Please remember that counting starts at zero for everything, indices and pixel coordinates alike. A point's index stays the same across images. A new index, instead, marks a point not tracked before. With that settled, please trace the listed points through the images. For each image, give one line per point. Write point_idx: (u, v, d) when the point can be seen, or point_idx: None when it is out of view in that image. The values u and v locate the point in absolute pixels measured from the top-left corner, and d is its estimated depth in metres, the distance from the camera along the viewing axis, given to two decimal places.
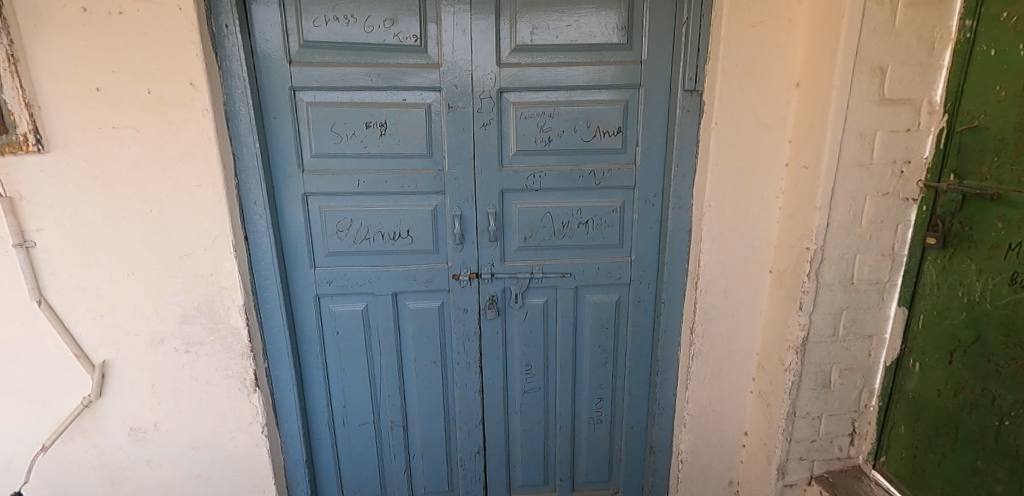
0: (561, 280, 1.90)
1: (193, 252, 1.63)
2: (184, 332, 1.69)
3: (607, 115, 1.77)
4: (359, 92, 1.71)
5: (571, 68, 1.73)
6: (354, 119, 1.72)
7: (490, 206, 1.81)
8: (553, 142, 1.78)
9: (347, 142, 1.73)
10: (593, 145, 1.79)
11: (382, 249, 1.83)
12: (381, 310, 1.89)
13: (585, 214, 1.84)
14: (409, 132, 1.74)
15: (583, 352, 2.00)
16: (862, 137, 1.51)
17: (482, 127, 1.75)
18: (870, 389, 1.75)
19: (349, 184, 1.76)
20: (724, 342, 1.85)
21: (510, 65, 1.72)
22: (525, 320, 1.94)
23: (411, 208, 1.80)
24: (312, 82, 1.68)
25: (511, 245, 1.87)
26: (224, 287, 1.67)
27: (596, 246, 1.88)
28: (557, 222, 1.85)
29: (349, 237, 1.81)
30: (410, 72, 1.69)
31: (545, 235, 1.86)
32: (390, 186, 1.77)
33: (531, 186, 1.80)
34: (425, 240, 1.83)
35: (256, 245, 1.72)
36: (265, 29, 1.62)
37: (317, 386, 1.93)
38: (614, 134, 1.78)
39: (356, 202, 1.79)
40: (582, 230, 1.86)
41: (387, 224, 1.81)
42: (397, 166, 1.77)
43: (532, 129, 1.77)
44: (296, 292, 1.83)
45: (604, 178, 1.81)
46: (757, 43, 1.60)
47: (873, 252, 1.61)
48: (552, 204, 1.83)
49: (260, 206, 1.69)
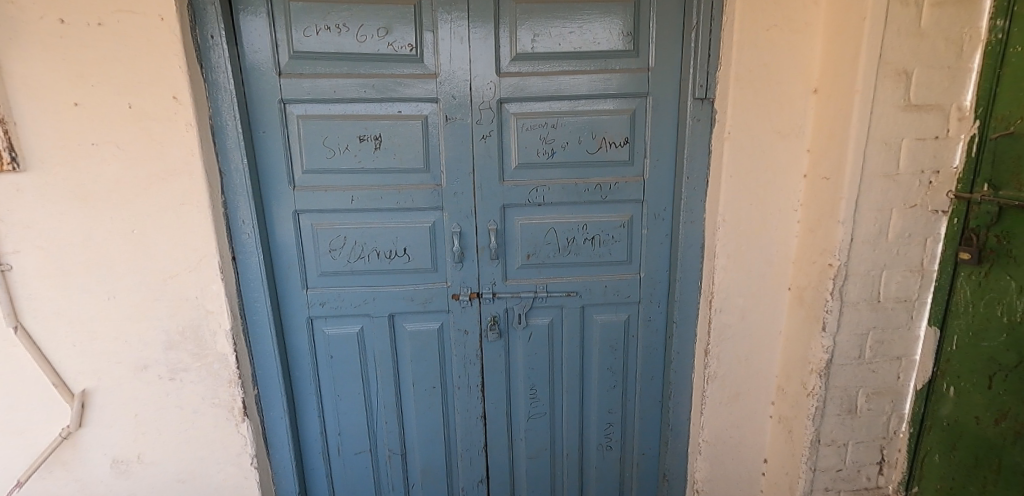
0: (567, 299, 1.80)
1: (177, 274, 1.54)
2: (169, 359, 1.60)
3: (613, 125, 1.68)
4: (352, 105, 1.63)
5: (574, 77, 1.65)
6: (348, 133, 1.64)
7: (491, 222, 1.72)
8: (556, 155, 1.69)
9: (340, 156, 1.65)
10: (599, 157, 1.70)
11: (377, 269, 1.74)
12: (378, 332, 1.79)
13: (591, 230, 1.75)
14: (405, 146, 1.66)
15: (591, 375, 1.89)
16: (887, 145, 1.41)
17: (482, 140, 1.66)
18: (899, 414, 1.63)
19: (343, 201, 1.67)
20: (741, 363, 1.74)
21: (510, 74, 1.64)
22: (529, 341, 1.84)
23: (408, 226, 1.71)
24: (303, 95, 1.60)
25: (513, 262, 1.77)
26: (210, 311, 1.58)
27: (603, 263, 1.78)
28: (562, 239, 1.75)
29: (343, 256, 1.72)
30: (406, 83, 1.61)
31: (549, 252, 1.76)
32: (386, 203, 1.69)
33: (534, 200, 1.71)
34: (423, 259, 1.74)
35: (245, 265, 1.63)
36: (253, 40, 1.55)
37: (311, 413, 1.84)
38: (621, 145, 1.69)
39: (350, 219, 1.70)
40: (588, 246, 1.77)
41: (383, 243, 1.72)
42: (393, 181, 1.68)
43: (534, 141, 1.68)
44: (287, 314, 1.74)
45: (611, 192, 1.72)
46: (773, 47, 1.50)
47: (901, 268, 1.50)
48: (557, 220, 1.74)
49: (249, 225, 1.60)
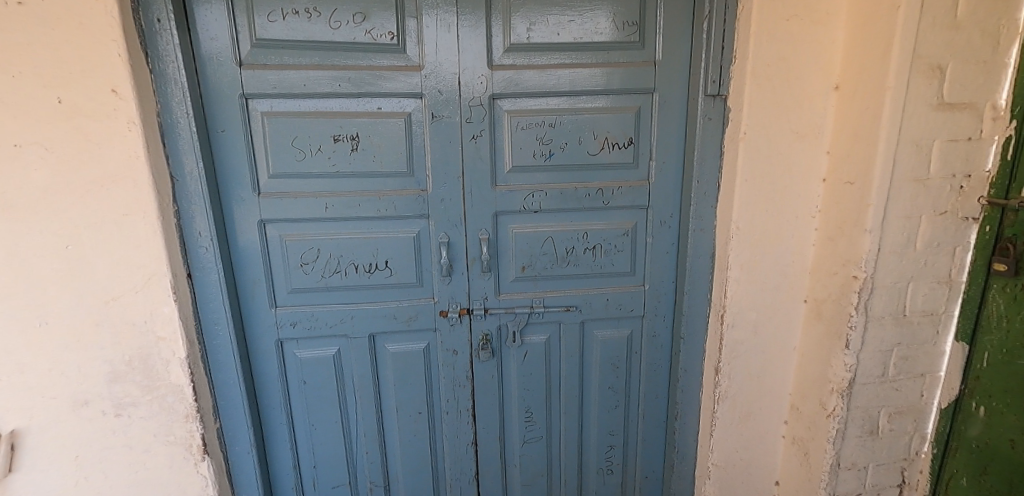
0: (565, 314, 1.65)
1: (121, 295, 1.33)
2: (114, 393, 1.39)
3: (616, 124, 1.53)
4: (325, 101, 1.44)
5: (574, 71, 1.49)
6: (320, 132, 1.45)
7: (483, 231, 1.55)
8: (554, 156, 1.53)
9: (312, 159, 1.47)
10: (600, 159, 1.55)
11: (356, 284, 1.55)
12: (357, 354, 1.61)
13: (592, 238, 1.60)
14: (386, 147, 1.48)
15: (591, 395, 1.75)
16: (918, 147, 1.29)
17: (472, 140, 1.49)
18: (922, 434, 1.53)
19: (316, 209, 1.49)
20: (754, 381, 1.61)
21: (503, 67, 1.47)
22: (524, 360, 1.69)
23: (390, 236, 1.53)
24: (268, 89, 1.40)
25: (507, 275, 1.61)
26: (162, 337, 1.37)
27: (605, 275, 1.64)
28: (560, 249, 1.60)
29: (316, 271, 1.53)
30: (386, 76, 1.43)
31: (546, 264, 1.61)
32: (364, 210, 1.50)
33: (529, 207, 1.55)
34: (406, 272, 1.56)
35: (203, 283, 1.43)
36: (209, 25, 1.35)
37: (282, 445, 1.64)
38: (624, 146, 1.54)
39: (324, 229, 1.51)
40: (589, 257, 1.62)
41: (362, 255, 1.54)
42: (373, 186, 1.50)
43: (530, 142, 1.52)
44: (253, 337, 1.54)
45: (614, 197, 1.57)
46: (793, 39, 1.37)
47: (928, 279, 1.39)
48: (555, 228, 1.58)
49: (208, 238, 1.41)
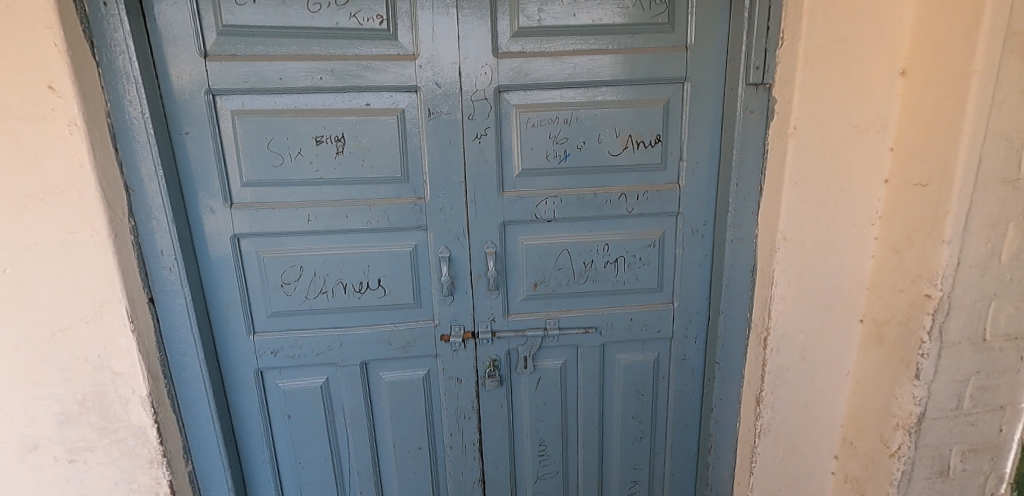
0: (583, 337, 1.45)
1: (69, 325, 1.14)
2: (66, 436, 1.20)
3: (641, 119, 1.33)
4: (304, 97, 1.24)
5: (593, 58, 1.28)
6: (301, 134, 1.26)
7: (489, 244, 1.36)
8: (569, 158, 1.34)
9: (291, 164, 1.27)
10: (623, 160, 1.35)
11: (344, 306, 1.36)
12: (347, 385, 1.42)
13: (613, 251, 1.40)
14: (376, 149, 1.29)
15: (612, 425, 1.55)
16: (1009, 143, 1.06)
17: (474, 140, 1.30)
18: (998, 474, 1.32)
19: (297, 222, 1.30)
20: (800, 412, 1.41)
21: (511, 55, 1.27)
22: (537, 389, 1.49)
23: (383, 251, 1.34)
24: (238, 84, 1.21)
25: (517, 293, 1.42)
26: (119, 373, 1.18)
27: (628, 291, 1.44)
28: (577, 263, 1.40)
29: (299, 292, 1.34)
30: (375, 67, 1.23)
31: (561, 280, 1.41)
32: (353, 222, 1.31)
33: (542, 216, 1.36)
34: (402, 292, 1.37)
35: (168, 309, 1.24)
36: (167, 10, 1.16)
37: (266, 486, 1.46)
38: (651, 145, 1.34)
39: (307, 244, 1.32)
40: (610, 271, 1.42)
41: (351, 273, 1.35)
42: (362, 194, 1.31)
43: (542, 141, 1.32)
44: (229, 367, 1.36)
45: (639, 203, 1.37)
46: (853, 16, 1.15)
47: (1013, 298, 1.18)
48: (571, 239, 1.39)
49: (172, 257, 1.22)
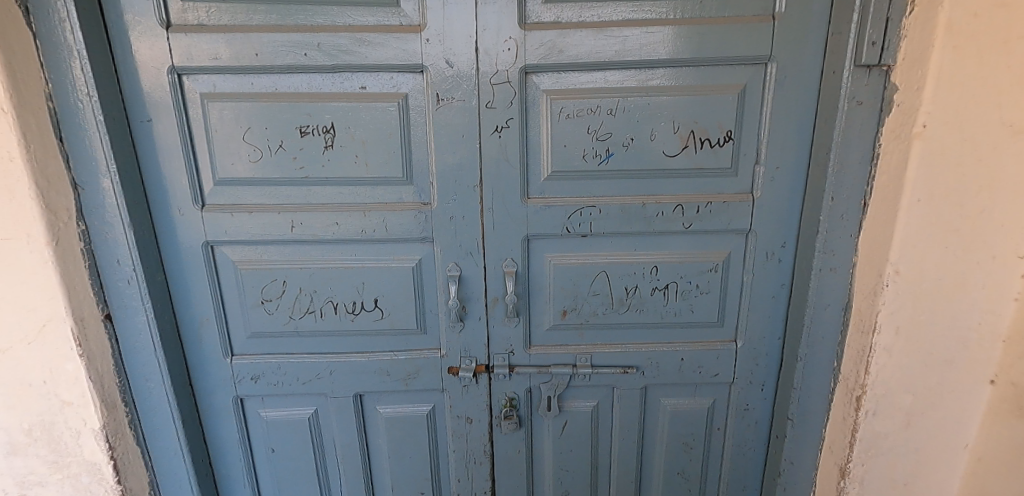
0: (621, 377, 1.19)
1: (9, 347, 0.96)
2: (14, 469, 1.03)
3: (708, 111, 1.04)
4: (286, 79, 1.02)
5: (648, 31, 1.00)
6: (283, 123, 1.04)
7: (508, 262, 1.11)
8: (612, 159, 1.06)
9: (271, 159, 1.06)
10: (681, 163, 1.06)
11: (335, 329, 1.15)
12: (338, 419, 1.21)
13: (663, 276, 1.13)
14: (373, 143, 1.05)
15: (652, 480, 1.29)
16: None
17: (493, 134, 1.04)
18: None
19: (279, 229, 1.08)
20: (897, 491, 1.10)
21: (542, 26, 1.00)
22: (562, 434, 1.24)
23: (381, 267, 1.11)
24: (206, 61, 0.99)
25: (542, 322, 1.16)
26: (69, 402, 1.01)
27: (680, 325, 1.16)
28: (617, 289, 1.14)
29: (283, 310, 1.13)
30: (371, 41, 0.99)
31: (597, 308, 1.15)
32: (345, 231, 1.09)
33: (574, 230, 1.09)
34: (404, 315, 1.14)
35: (127, 328, 1.06)
36: None
37: None
38: (719, 144, 1.06)
39: (291, 255, 1.11)
40: (658, 300, 1.14)
41: (343, 291, 1.13)
42: (357, 198, 1.08)
43: (578, 137, 1.05)
44: (204, 393, 1.18)
45: (699, 218, 1.09)
46: None
47: None
48: (610, 260, 1.12)
49: (131, 268, 1.03)
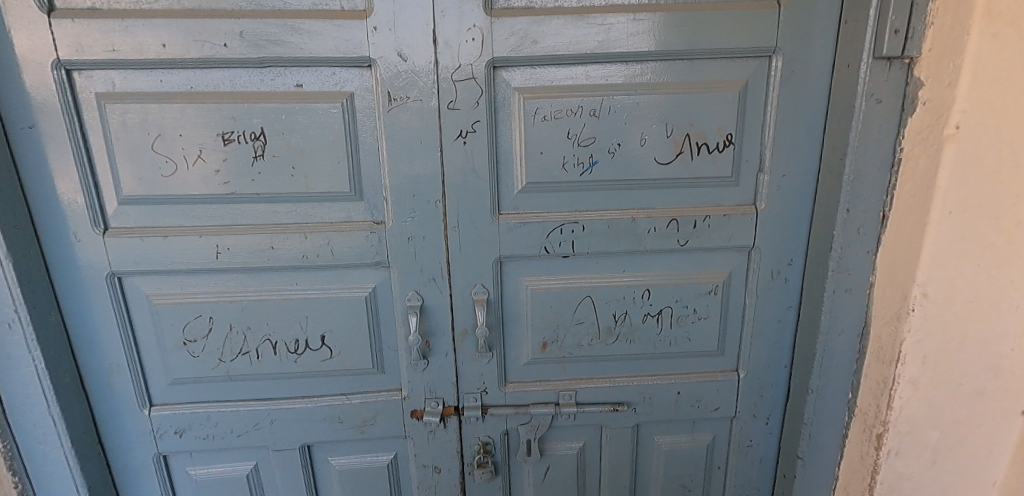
0: (610, 415, 1.04)
1: None
2: None
3: (705, 111, 0.90)
4: (204, 75, 0.84)
5: (634, 19, 0.85)
6: (202, 129, 0.86)
7: (479, 288, 0.95)
8: (597, 168, 0.91)
9: (188, 173, 0.87)
10: (675, 171, 0.92)
11: (276, 371, 0.97)
12: (283, 474, 1.03)
13: (656, 300, 0.99)
14: (313, 152, 0.88)
15: None
16: None
17: (456, 140, 0.88)
18: None
19: (200, 257, 0.90)
20: None
21: (512, 12, 0.84)
22: (545, 480, 1.09)
23: (327, 297, 0.94)
24: (101, 53, 0.81)
25: (520, 355, 1.01)
26: None
27: (676, 355, 1.02)
28: (604, 316, 0.99)
29: (211, 353, 0.95)
30: (306, 29, 0.82)
31: (581, 339, 1.00)
32: (282, 257, 0.91)
33: (554, 250, 0.94)
34: (356, 353, 0.98)
35: (12, 381, 0.87)
36: None
37: None
38: (718, 149, 0.92)
39: (216, 287, 0.93)
40: (650, 328, 1.00)
41: (282, 327, 0.95)
42: (296, 218, 0.91)
43: (556, 141, 0.90)
44: (118, 451, 0.98)
45: (696, 234, 0.95)
46: None
47: None
48: (596, 284, 0.97)
49: (12, 309, 0.84)
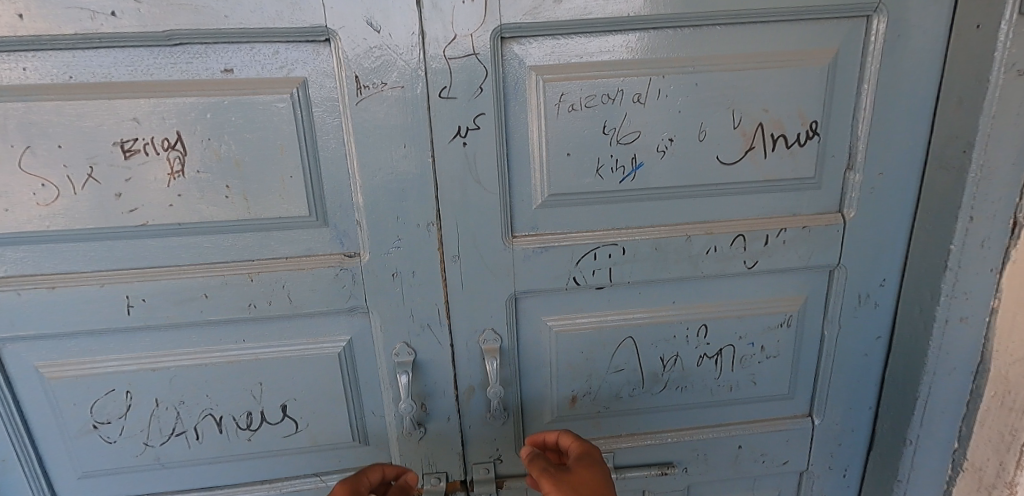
0: (656, 478, 0.83)
1: None
2: None
3: (783, 91, 0.68)
4: (85, 59, 0.58)
5: None
6: (90, 137, 0.60)
7: (489, 334, 0.73)
8: (641, 172, 0.69)
9: (76, 201, 0.62)
10: (743, 173, 0.70)
11: (224, 454, 0.74)
12: None
13: (715, 337, 0.77)
14: (256, 165, 0.63)
15: None
16: None
17: (453, 140, 0.64)
18: None
19: (105, 314, 0.65)
20: None
21: None
22: None
23: (288, 357, 0.71)
24: None
25: (542, 413, 0.79)
26: None
27: (736, 401, 0.81)
28: (648, 360, 0.78)
29: (132, 436, 0.71)
30: None
31: (620, 389, 0.79)
32: (220, 310, 0.67)
33: (587, 281, 0.72)
34: (331, 423, 0.74)
35: None
36: None
37: None
38: (798, 143, 0.70)
39: (132, 351, 0.68)
40: (706, 371, 0.79)
41: (229, 398, 0.71)
42: (236, 254, 0.66)
43: (588, 138, 0.67)
44: None
45: (768, 253, 0.73)
46: None
47: None
48: (639, 320, 0.76)
49: None
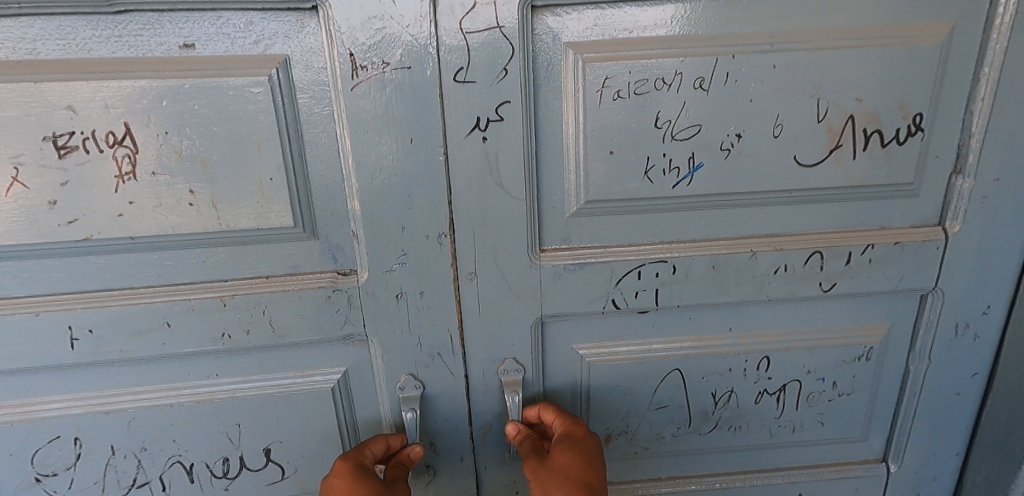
0: None
1: None
2: None
3: (882, 75, 0.54)
4: (4, 29, 0.46)
5: None
6: (14, 129, 0.48)
7: (509, 365, 0.61)
8: (700, 175, 0.56)
9: (4, 208, 0.50)
10: (824, 176, 0.57)
11: None
12: None
13: (777, 372, 0.65)
14: (227, 165, 0.52)
15: None
16: None
17: (470, 135, 0.52)
18: None
19: (47, 343, 0.54)
20: None
21: None
22: None
23: (270, 392, 0.60)
24: None
25: None
26: None
27: (796, 443, 0.69)
28: (696, 397, 0.66)
29: (88, 489, 0.61)
30: None
31: (661, 428, 0.67)
32: (188, 339, 0.56)
33: (628, 305, 0.60)
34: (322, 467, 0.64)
35: None
36: None
37: None
38: (896, 140, 0.56)
39: (85, 386, 0.57)
40: (763, 410, 0.67)
41: (199, 444, 0.61)
42: (205, 273, 0.55)
43: (635, 134, 0.54)
44: None
45: (848, 274, 0.60)
46: None
47: None
48: (687, 351, 0.63)
49: None
